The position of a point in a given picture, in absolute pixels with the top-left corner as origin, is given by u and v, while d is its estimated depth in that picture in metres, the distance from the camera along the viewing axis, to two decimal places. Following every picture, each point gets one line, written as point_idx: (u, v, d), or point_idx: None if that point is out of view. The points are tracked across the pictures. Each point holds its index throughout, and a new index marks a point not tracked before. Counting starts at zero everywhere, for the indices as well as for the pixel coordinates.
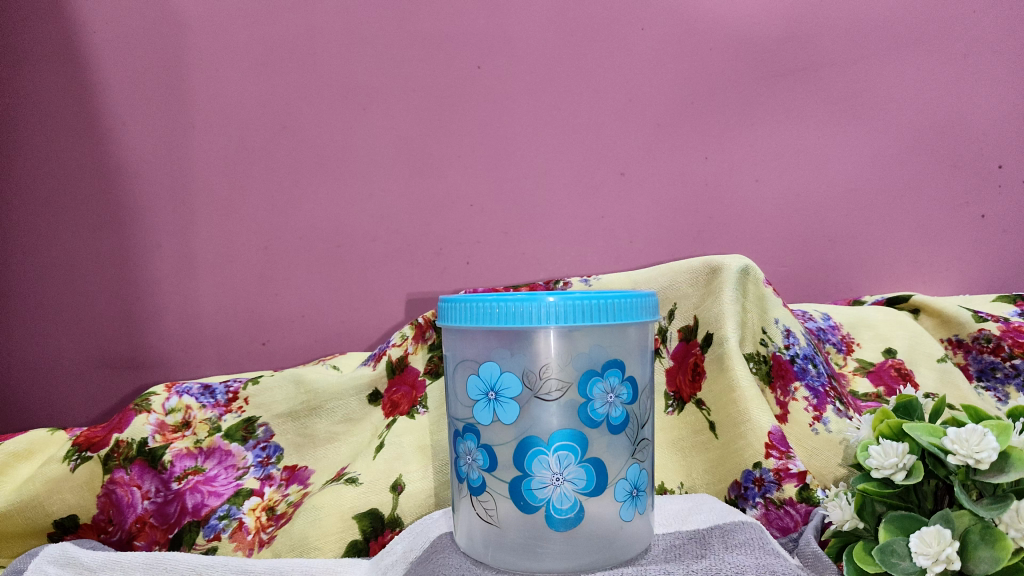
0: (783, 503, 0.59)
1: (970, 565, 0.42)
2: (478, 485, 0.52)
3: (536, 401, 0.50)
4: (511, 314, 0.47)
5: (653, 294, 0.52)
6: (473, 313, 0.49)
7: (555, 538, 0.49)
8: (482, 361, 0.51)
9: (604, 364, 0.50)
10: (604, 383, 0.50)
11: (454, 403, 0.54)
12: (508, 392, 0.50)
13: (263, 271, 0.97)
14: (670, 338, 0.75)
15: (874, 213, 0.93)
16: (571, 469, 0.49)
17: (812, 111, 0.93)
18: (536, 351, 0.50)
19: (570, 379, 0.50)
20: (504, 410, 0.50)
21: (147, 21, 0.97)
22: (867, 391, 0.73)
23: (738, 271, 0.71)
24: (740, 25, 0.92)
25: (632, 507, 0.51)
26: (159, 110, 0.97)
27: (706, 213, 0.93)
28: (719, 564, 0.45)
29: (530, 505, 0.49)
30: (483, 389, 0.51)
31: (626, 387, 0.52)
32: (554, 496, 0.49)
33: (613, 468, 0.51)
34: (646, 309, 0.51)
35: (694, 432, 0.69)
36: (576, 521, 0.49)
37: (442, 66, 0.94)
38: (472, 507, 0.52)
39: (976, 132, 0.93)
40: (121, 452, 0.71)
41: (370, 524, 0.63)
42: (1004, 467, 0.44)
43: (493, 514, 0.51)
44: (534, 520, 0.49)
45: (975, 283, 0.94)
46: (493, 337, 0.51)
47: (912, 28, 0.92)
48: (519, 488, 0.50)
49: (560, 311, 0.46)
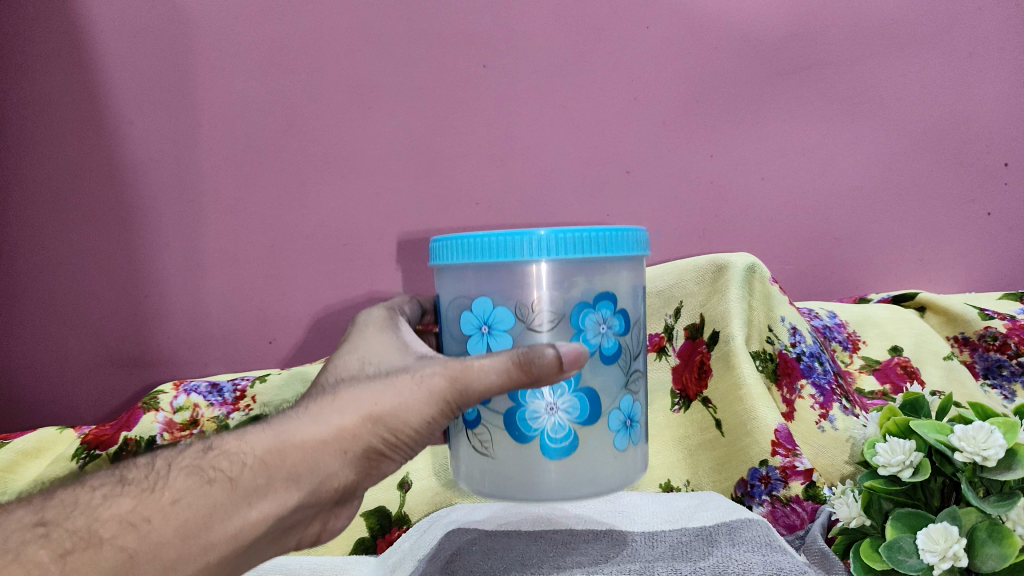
0: (789, 501, 0.60)
1: (977, 562, 0.43)
2: (473, 419, 0.51)
3: (528, 333, 0.49)
4: (501, 246, 0.47)
5: (644, 229, 0.52)
6: (465, 248, 0.48)
7: (551, 466, 0.48)
8: (474, 296, 0.50)
9: (595, 296, 0.49)
10: (597, 315, 0.49)
11: (446, 341, 0.53)
12: (500, 325, 0.49)
13: (269, 270, 0.98)
14: (675, 336, 0.74)
15: (880, 212, 0.94)
16: (565, 398, 0.49)
17: (816, 110, 0.92)
18: (528, 285, 0.48)
19: (562, 311, 0.48)
20: (498, 343, 0.49)
21: (149, 22, 0.97)
22: (873, 389, 0.74)
23: (744, 268, 0.71)
24: (744, 23, 0.91)
25: (626, 437, 0.51)
26: (164, 110, 0.98)
27: (712, 212, 0.94)
28: (725, 561, 0.48)
29: (524, 436, 0.49)
30: (476, 323, 0.50)
31: (618, 319, 0.51)
32: (548, 426, 0.49)
33: (607, 397, 0.50)
34: (637, 244, 0.51)
35: (700, 430, 0.69)
36: (570, 450, 0.49)
37: (446, 65, 0.94)
38: (467, 441, 0.52)
39: (982, 129, 0.93)
40: (130, 450, 0.72)
41: (377, 522, 0.67)
42: (1010, 464, 0.45)
43: (488, 446, 0.50)
44: (529, 451, 0.49)
45: (977, 280, 0.96)
46: (483, 272, 0.49)
47: (919, 25, 0.91)
48: (513, 419, 0.49)
49: (550, 244, 0.46)
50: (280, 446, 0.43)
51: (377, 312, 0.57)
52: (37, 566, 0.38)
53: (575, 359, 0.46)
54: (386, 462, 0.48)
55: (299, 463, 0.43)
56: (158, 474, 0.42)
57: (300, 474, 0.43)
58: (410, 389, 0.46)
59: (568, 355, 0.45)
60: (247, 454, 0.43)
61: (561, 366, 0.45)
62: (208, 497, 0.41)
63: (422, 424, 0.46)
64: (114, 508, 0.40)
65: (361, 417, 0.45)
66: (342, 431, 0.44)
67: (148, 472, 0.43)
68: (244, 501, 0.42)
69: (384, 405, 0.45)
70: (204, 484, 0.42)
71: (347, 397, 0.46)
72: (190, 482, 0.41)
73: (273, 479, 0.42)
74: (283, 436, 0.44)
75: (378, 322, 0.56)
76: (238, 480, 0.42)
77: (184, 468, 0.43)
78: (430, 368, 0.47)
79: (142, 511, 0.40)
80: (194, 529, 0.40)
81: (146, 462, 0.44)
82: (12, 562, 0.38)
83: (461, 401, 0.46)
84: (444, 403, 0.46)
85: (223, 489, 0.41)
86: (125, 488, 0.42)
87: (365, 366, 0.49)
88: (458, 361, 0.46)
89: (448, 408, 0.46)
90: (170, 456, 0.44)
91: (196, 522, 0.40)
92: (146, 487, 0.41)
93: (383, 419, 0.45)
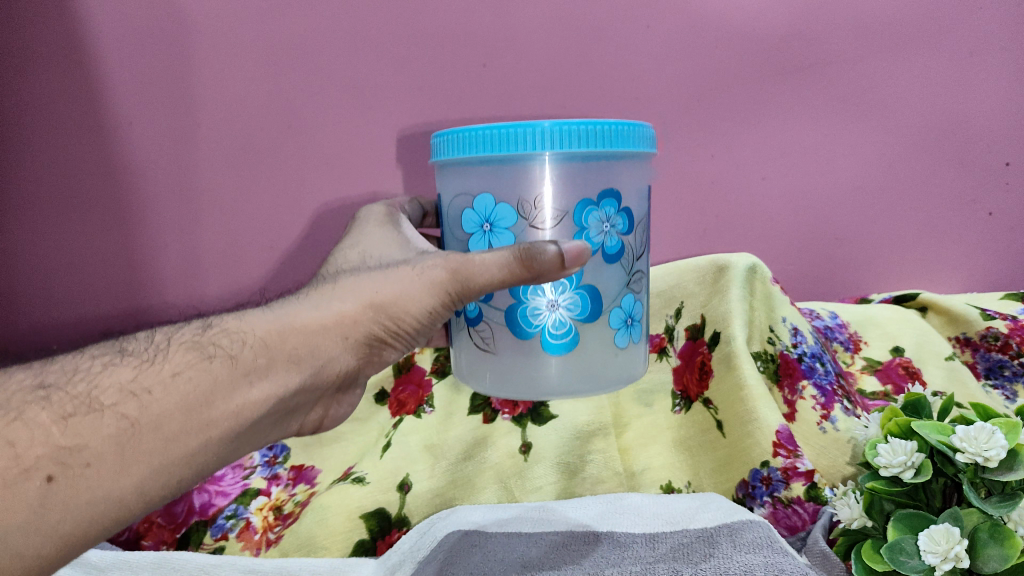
0: (791, 502, 0.59)
1: (978, 563, 0.43)
2: (475, 316, 0.56)
3: (530, 231, 0.52)
4: (506, 140, 0.48)
5: (650, 126, 0.54)
6: (468, 143, 0.50)
7: (551, 360, 0.54)
8: (477, 193, 0.53)
9: (599, 194, 0.52)
10: (600, 213, 0.52)
11: (449, 238, 0.56)
12: (502, 223, 0.53)
13: (277, 269, 1.01)
14: (676, 337, 0.75)
15: (877, 211, 0.95)
16: (566, 296, 0.53)
17: (817, 110, 0.91)
18: (531, 180, 0.51)
19: (566, 208, 0.52)
20: (499, 240, 0.53)
21: (124, 21, 0.91)
22: (875, 390, 0.73)
23: (745, 268, 0.72)
24: (744, 22, 0.88)
25: (626, 334, 0.56)
26: (152, 112, 0.95)
27: (712, 211, 0.95)
28: (726, 562, 0.49)
29: (525, 331, 0.54)
30: (478, 221, 0.53)
31: (622, 218, 0.54)
32: (549, 323, 0.54)
33: (608, 297, 0.54)
34: (643, 140, 0.53)
35: (701, 431, 0.68)
36: (570, 344, 0.54)
37: (441, 63, 0.92)
38: (470, 337, 0.57)
39: (986, 128, 0.91)
40: None
41: (376, 524, 0.66)
42: (1012, 465, 0.45)
43: (490, 342, 0.56)
44: (530, 345, 0.54)
45: (968, 276, 0.99)
46: (487, 168, 0.52)
47: (928, 21, 0.87)
48: (515, 316, 0.54)
49: (554, 136, 0.48)
50: (283, 329, 0.49)
51: (378, 210, 0.65)
52: (39, 426, 0.41)
53: (577, 257, 0.49)
54: (384, 348, 0.55)
55: (301, 345, 0.49)
56: (156, 347, 0.47)
57: (300, 356, 0.50)
58: (408, 279, 0.52)
59: (571, 253, 0.49)
60: (247, 334, 0.48)
61: (564, 264, 0.48)
62: (209, 372, 0.46)
63: (420, 315, 0.53)
64: (112, 375, 0.44)
65: (363, 305, 0.51)
66: (343, 316, 0.51)
67: (148, 345, 0.47)
68: (243, 378, 0.47)
69: (384, 295, 0.51)
70: (203, 359, 0.46)
71: (348, 287, 0.52)
72: (191, 356, 0.46)
73: (274, 359, 0.48)
74: (287, 320, 0.49)
75: (378, 223, 0.62)
76: (240, 358, 0.47)
77: (184, 344, 0.47)
78: (430, 261, 0.52)
79: (143, 381, 0.44)
80: (195, 403, 0.45)
81: (145, 337, 0.49)
82: (14, 420, 0.41)
83: (459, 292, 0.51)
84: (442, 292, 0.52)
85: (224, 365, 0.46)
86: (125, 358, 0.46)
87: (368, 261, 0.56)
88: (457, 256, 0.51)
89: (445, 298, 0.52)
90: (169, 333, 0.49)
91: (197, 395, 0.45)
92: (147, 359, 0.46)
93: (384, 307, 0.52)
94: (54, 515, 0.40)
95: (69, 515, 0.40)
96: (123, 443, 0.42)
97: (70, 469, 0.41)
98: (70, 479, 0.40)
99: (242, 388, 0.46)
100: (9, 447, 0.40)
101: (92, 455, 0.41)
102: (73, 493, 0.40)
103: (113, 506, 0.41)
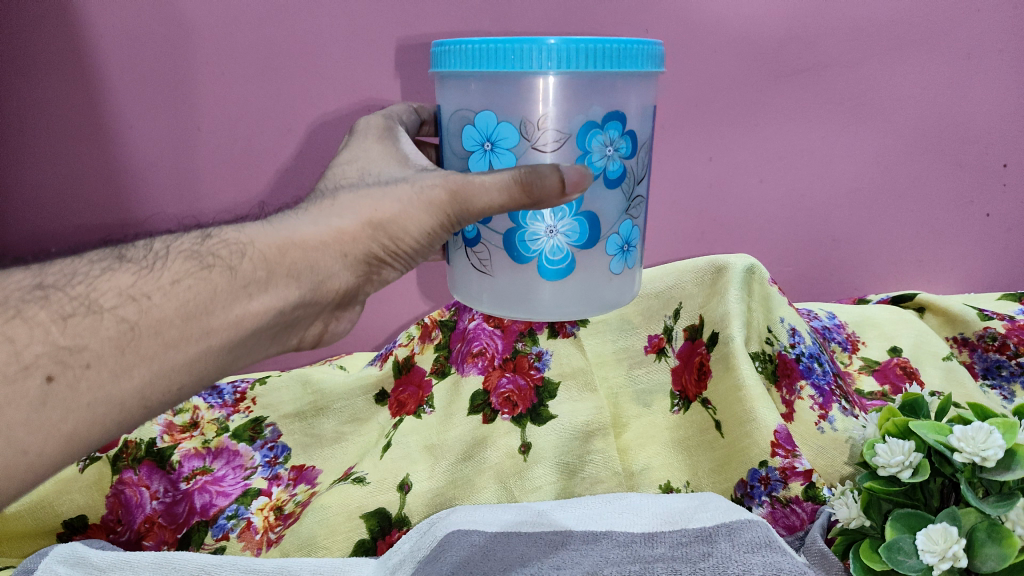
0: (789, 502, 0.60)
1: (976, 562, 0.44)
2: (473, 237, 0.53)
3: (533, 153, 0.49)
4: (509, 57, 0.45)
5: (661, 41, 0.49)
6: (469, 59, 0.46)
7: (546, 284, 0.52)
8: (478, 110, 0.49)
9: (605, 116, 0.48)
10: (604, 136, 0.49)
11: (448, 155, 0.53)
12: (504, 143, 0.49)
13: None
14: (675, 337, 0.74)
15: (874, 210, 0.96)
16: (565, 222, 0.50)
17: (815, 112, 0.90)
18: (534, 98, 0.47)
19: (570, 130, 0.48)
20: (500, 160, 0.50)
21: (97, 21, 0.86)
22: (872, 390, 0.73)
23: (743, 270, 0.72)
24: (741, 25, 0.85)
25: (621, 260, 0.53)
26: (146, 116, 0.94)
27: (709, 214, 0.96)
28: (725, 562, 0.49)
29: (523, 256, 0.51)
30: (479, 139, 0.50)
31: (625, 141, 0.50)
32: (547, 249, 0.51)
33: (607, 223, 0.51)
34: (652, 59, 0.48)
35: (701, 430, 0.69)
36: (567, 271, 0.52)
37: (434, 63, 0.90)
38: (467, 258, 0.54)
39: (983, 131, 0.91)
40: (130, 452, 0.73)
41: (377, 524, 0.67)
42: (1009, 464, 0.45)
43: (486, 264, 0.53)
44: (527, 270, 0.52)
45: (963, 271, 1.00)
46: (489, 85, 0.48)
47: (930, 21, 0.85)
48: (513, 240, 0.51)
49: (559, 55, 0.44)
50: (283, 243, 0.46)
51: (376, 121, 0.60)
52: (38, 325, 0.40)
53: (578, 184, 0.47)
54: (385, 268, 0.52)
55: (300, 261, 0.47)
56: (156, 255, 0.45)
57: (299, 271, 0.47)
58: (410, 197, 0.49)
59: (572, 179, 0.46)
60: (246, 245, 0.46)
61: (564, 189, 0.46)
62: (208, 281, 0.44)
63: (420, 236, 0.50)
64: (112, 281, 0.43)
65: (362, 223, 0.48)
66: (342, 232, 0.48)
67: (147, 254, 0.45)
68: (243, 291, 0.45)
69: (384, 213, 0.49)
70: (201, 268, 0.44)
71: (346, 202, 0.49)
72: (190, 265, 0.44)
73: (273, 273, 0.46)
74: (286, 234, 0.47)
75: (377, 133, 0.58)
76: (239, 269, 0.45)
77: (183, 253, 0.45)
78: (430, 181, 0.49)
79: (142, 287, 0.42)
80: (195, 312, 0.43)
81: (145, 247, 0.47)
82: (15, 317, 0.40)
83: (459, 214, 0.49)
84: (441, 213, 0.49)
85: (224, 275, 0.44)
86: (125, 264, 0.44)
87: (366, 175, 0.52)
88: (458, 175, 0.48)
89: (445, 220, 0.50)
90: (169, 242, 0.47)
91: (196, 303, 0.43)
92: (146, 266, 0.44)
93: (384, 226, 0.49)
94: (55, 413, 0.39)
95: (71, 412, 0.40)
96: (123, 347, 0.41)
97: (70, 369, 0.40)
98: (70, 380, 0.40)
99: (242, 299, 0.44)
100: (8, 342, 0.39)
101: (92, 357, 0.40)
102: (73, 395, 0.40)
103: (113, 410, 0.41)
